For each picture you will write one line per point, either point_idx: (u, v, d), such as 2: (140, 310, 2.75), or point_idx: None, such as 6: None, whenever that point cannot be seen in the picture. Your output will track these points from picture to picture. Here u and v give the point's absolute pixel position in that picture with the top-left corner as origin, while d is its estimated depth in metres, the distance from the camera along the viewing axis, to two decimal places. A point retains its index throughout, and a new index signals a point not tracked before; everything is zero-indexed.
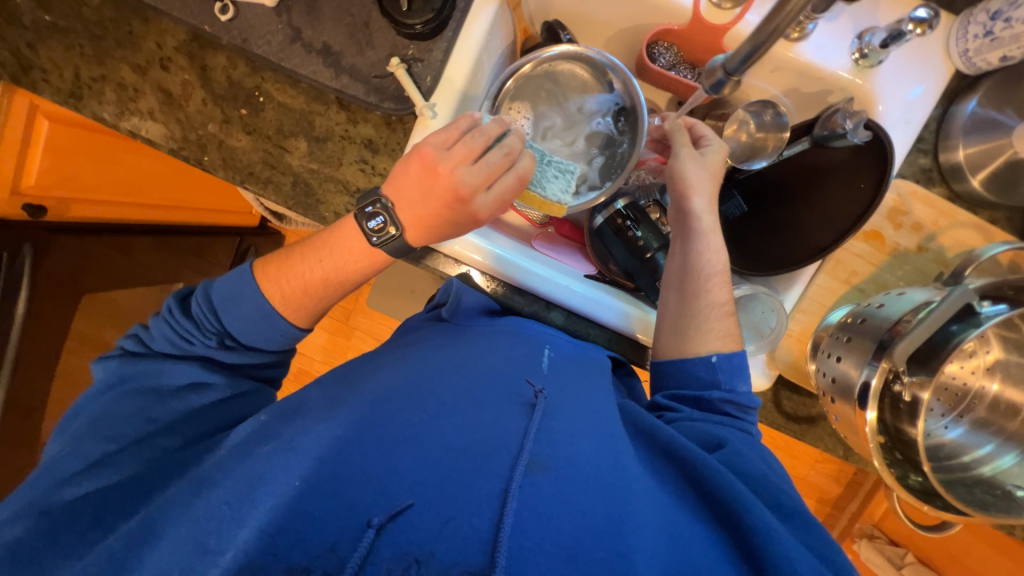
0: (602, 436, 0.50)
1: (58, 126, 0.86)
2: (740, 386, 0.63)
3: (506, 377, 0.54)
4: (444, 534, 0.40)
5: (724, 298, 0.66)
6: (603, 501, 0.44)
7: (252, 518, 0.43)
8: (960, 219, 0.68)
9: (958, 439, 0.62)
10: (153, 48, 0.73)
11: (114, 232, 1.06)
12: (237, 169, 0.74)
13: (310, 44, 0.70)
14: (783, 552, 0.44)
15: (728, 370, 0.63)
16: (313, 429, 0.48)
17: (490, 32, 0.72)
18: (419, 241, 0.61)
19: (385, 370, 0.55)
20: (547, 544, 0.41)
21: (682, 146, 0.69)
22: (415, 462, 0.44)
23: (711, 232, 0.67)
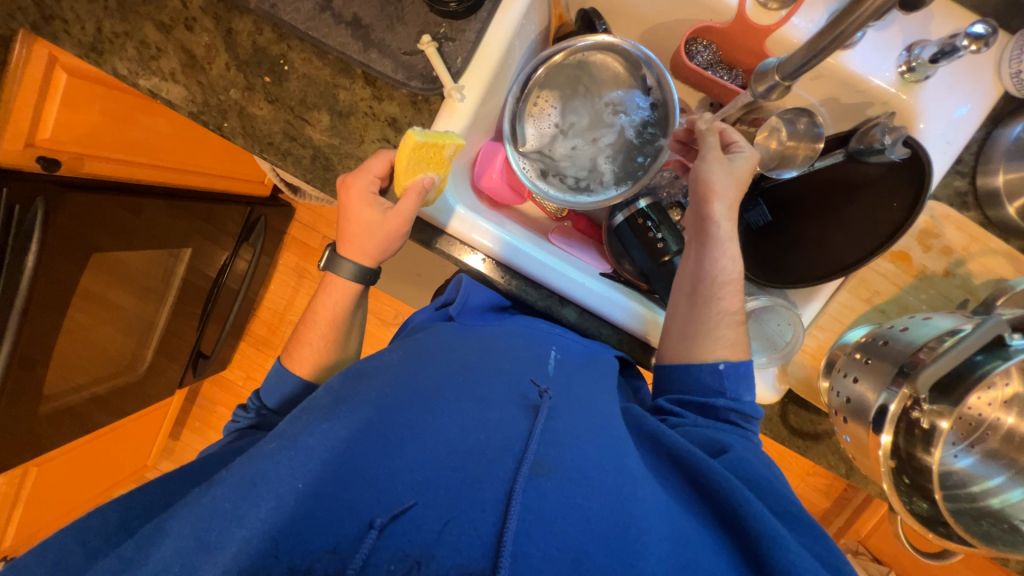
0: (608, 440, 0.49)
1: (75, 80, 0.88)
2: (745, 395, 0.62)
3: (511, 377, 0.54)
4: (451, 540, 0.38)
5: (734, 309, 0.65)
6: (615, 512, 0.42)
7: (249, 521, 0.39)
8: (992, 247, 0.66)
9: (967, 468, 0.61)
10: (179, 7, 0.72)
11: (124, 193, 0.99)
12: (257, 139, 0.73)
13: (339, 15, 0.68)
14: (793, 563, 0.43)
15: (735, 377, 0.63)
16: (318, 428, 0.46)
17: (525, 17, 0.69)
18: (347, 250, 0.69)
19: (392, 368, 0.54)
20: (551, 549, 0.39)
21: (710, 148, 0.68)
22: (418, 463, 0.43)
23: (731, 239, 0.66)
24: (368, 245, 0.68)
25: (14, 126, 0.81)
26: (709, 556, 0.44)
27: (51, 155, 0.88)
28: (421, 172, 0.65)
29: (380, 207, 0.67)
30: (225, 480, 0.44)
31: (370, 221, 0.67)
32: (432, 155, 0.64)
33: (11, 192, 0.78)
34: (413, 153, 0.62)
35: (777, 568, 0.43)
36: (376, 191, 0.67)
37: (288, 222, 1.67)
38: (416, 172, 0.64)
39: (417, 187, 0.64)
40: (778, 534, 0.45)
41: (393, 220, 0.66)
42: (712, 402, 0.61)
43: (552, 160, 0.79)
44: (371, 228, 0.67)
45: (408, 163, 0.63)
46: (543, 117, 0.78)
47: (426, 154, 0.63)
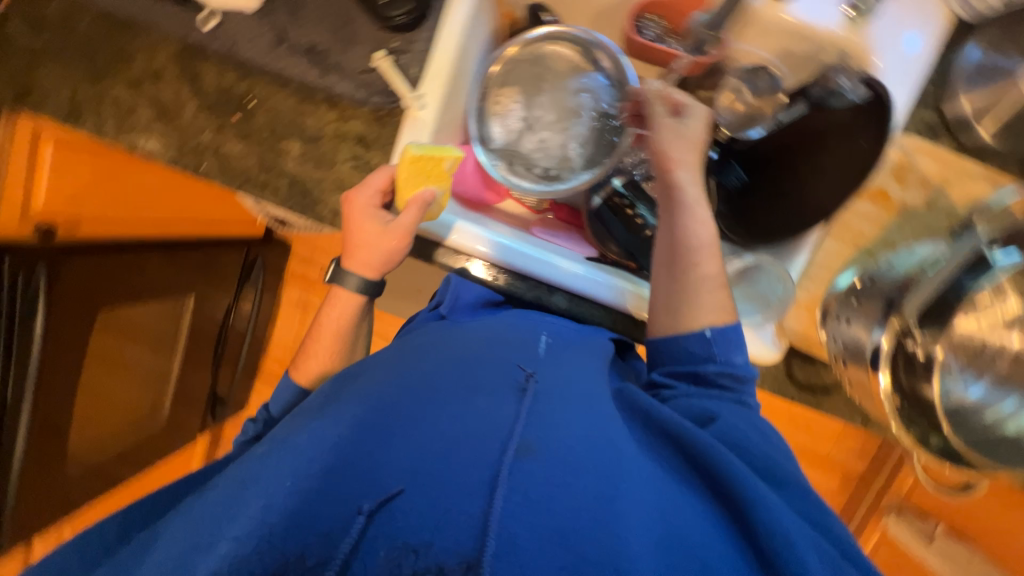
0: (597, 416, 0.49)
1: (57, 147, 0.91)
2: (736, 358, 0.61)
3: (498, 361, 0.54)
4: (439, 525, 0.39)
5: (715, 273, 0.64)
6: (601, 487, 0.42)
7: (246, 512, 0.40)
8: (969, 171, 0.65)
9: (979, 398, 0.58)
10: (145, 62, 0.75)
11: (121, 252, 1.01)
12: (234, 175, 0.75)
13: (295, 44, 0.71)
14: (779, 523, 0.43)
15: (722, 342, 0.62)
16: (308, 427, 0.48)
17: (474, 18, 0.71)
18: (352, 263, 0.69)
19: (381, 369, 0.54)
20: (538, 529, 0.39)
21: (660, 117, 0.69)
22: (402, 452, 0.43)
23: (700, 203, 0.65)
24: (371, 257, 0.68)
25: None
26: (701, 533, 0.43)
27: (47, 223, 0.90)
28: (421, 185, 0.68)
29: (382, 219, 0.68)
30: (224, 484, 0.45)
31: (370, 232, 0.67)
32: (432, 168, 0.68)
33: (14, 261, 0.80)
34: (410, 167, 0.66)
35: (759, 532, 0.43)
36: (379, 205, 0.69)
37: (287, 258, 1.70)
38: (419, 185, 0.68)
39: (419, 200, 0.66)
40: (767, 500, 0.45)
41: (394, 232, 0.67)
42: (704, 368, 0.60)
43: (519, 155, 0.80)
44: (374, 239, 0.67)
45: (408, 177, 0.67)
46: (506, 115, 0.80)
47: (427, 165, 0.67)
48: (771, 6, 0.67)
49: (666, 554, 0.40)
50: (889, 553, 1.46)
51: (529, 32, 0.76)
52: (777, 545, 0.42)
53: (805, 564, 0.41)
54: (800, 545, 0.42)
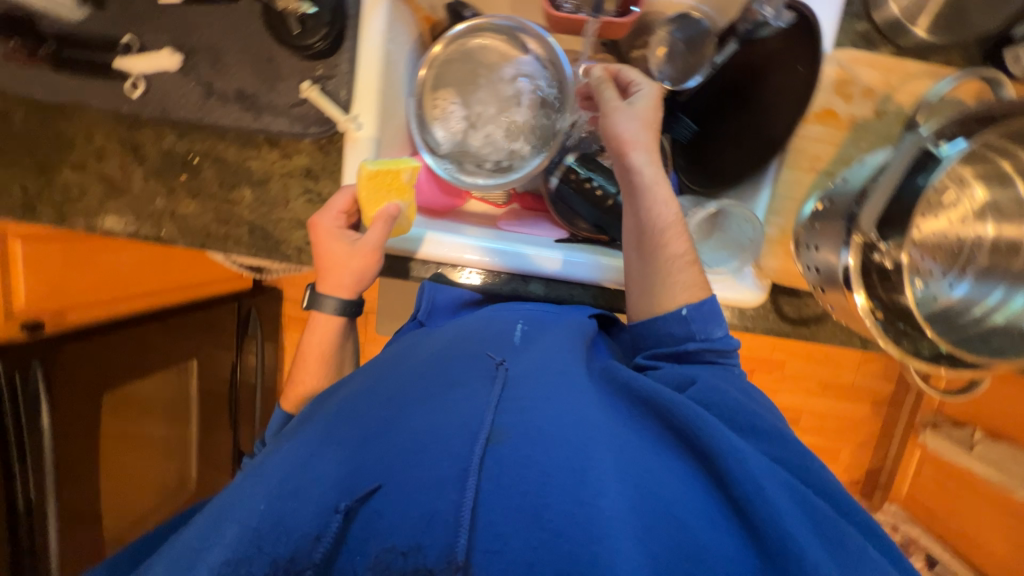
0: (568, 392, 0.50)
1: (32, 245, 0.94)
2: (716, 331, 0.61)
3: (469, 356, 0.56)
4: (417, 519, 0.40)
5: (685, 248, 0.63)
6: (569, 458, 0.42)
7: (241, 516, 0.43)
8: (911, 72, 0.64)
9: (964, 296, 0.57)
10: (85, 143, 0.75)
11: (108, 330, 1.06)
12: (194, 234, 0.76)
13: (224, 94, 0.71)
14: (749, 471, 0.43)
15: (701, 318, 0.61)
16: (283, 450, 0.51)
17: (389, 29, 0.70)
18: (326, 286, 0.70)
19: (353, 385, 0.59)
20: (510, 510, 0.40)
21: (610, 100, 0.68)
22: (378, 452, 0.46)
23: (662, 181, 0.64)
24: (343, 278, 0.69)
25: None
26: (680, 492, 0.42)
27: (32, 320, 0.94)
28: (385, 200, 0.67)
29: (350, 240, 0.68)
30: (204, 515, 0.47)
31: (340, 255, 0.68)
32: (392, 181, 0.68)
33: (10, 361, 0.87)
34: (370, 183, 0.66)
35: (731, 476, 0.43)
36: (344, 226, 0.69)
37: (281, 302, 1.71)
38: (380, 201, 0.67)
39: (384, 215, 0.66)
40: (736, 446, 0.44)
41: (363, 252, 0.67)
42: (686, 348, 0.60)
43: (469, 155, 0.80)
44: (343, 261, 0.68)
45: (369, 193, 0.67)
46: (447, 117, 0.79)
47: (385, 180, 0.67)
48: None
49: (640, 515, 0.39)
50: (932, 469, 1.45)
51: (449, 31, 0.76)
52: (745, 491, 0.42)
53: (777, 507, 0.40)
54: (769, 488, 0.42)
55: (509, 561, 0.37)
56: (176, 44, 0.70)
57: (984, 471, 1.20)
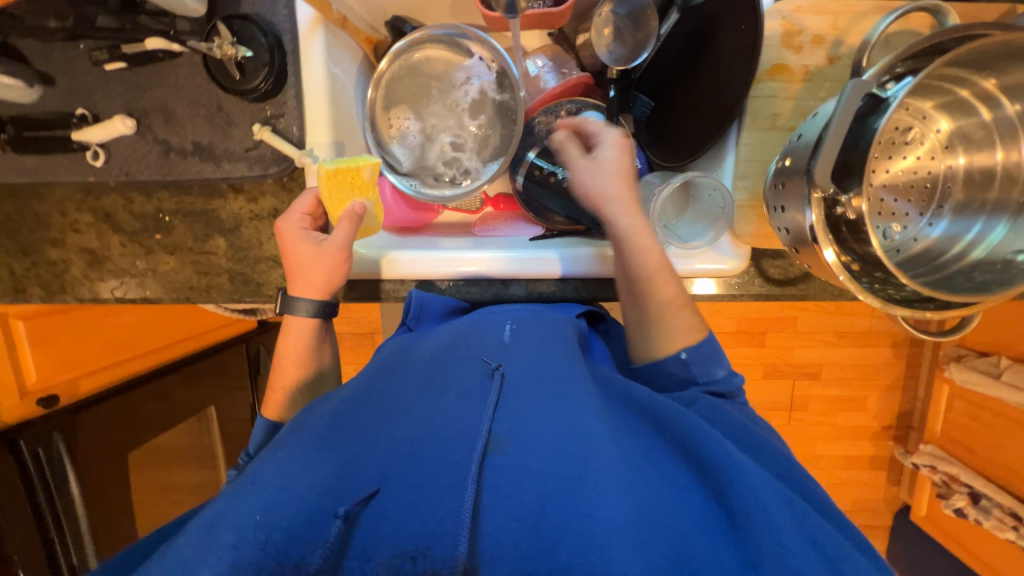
0: (568, 396, 0.49)
1: (36, 322, 0.99)
2: (719, 372, 0.60)
3: (465, 364, 0.56)
4: (423, 527, 0.40)
5: (676, 292, 0.62)
6: (566, 465, 0.43)
7: (234, 517, 0.41)
8: (860, 10, 0.61)
9: (944, 234, 0.57)
10: (61, 218, 0.77)
11: (120, 392, 1.10)
12: (178, 290, 0.77)
13: (182, 149, 0.72)
14: (746, 481, 0.43)
15: (701, 361, 0.60)
16: (273, 458, 0.47)
17: (329, 57, 0.69)
18: (295, 289, 0.69)
19: (343, 391, 0.57)
20: (509, 521, 0.40)
21: (574, 158, 0.69)
22: (383, 460, 0.46)
23: (643, 227, 0.64)
24: (311, 279, 0.68)
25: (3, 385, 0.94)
26: (674, 505, 0.41)
27: (47, 393, 0.99)
28: (348, 199, 0.68)
29: (315, 240, 0.68)
30: (190, 528, 0.42)
31: (307, 255, 0.67)
32: (353, 180, 0.68)
33: (33, 435, 0.95)
34: (330, 182, 0.67)
35: (725, 480, 0.43)
36: (308, 228, 0.69)
37: None
38: (343, 200, 0.68)
39: (349, 214, 0.66)
40: (735, 457, 0.45)
41: (330, 251, 0.67)
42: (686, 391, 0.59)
43: (435, 169, 0.80)
44: (309, 261, 0.67)
45: (331, 193, 0.67)
46: (404, 134, 0.79)
47: (348, 176, 0.67)
48: None
49: (634, 522, 0.39)
50: (964, 403, 1.41)
51: (391, 50, 0.75)
52: (745, 502, 0.41)
53: (771, 511, 0.40)
54: (764, 494, 0.42)
55: (512, 566, 0.38)
56: (126, 108, 0.71)
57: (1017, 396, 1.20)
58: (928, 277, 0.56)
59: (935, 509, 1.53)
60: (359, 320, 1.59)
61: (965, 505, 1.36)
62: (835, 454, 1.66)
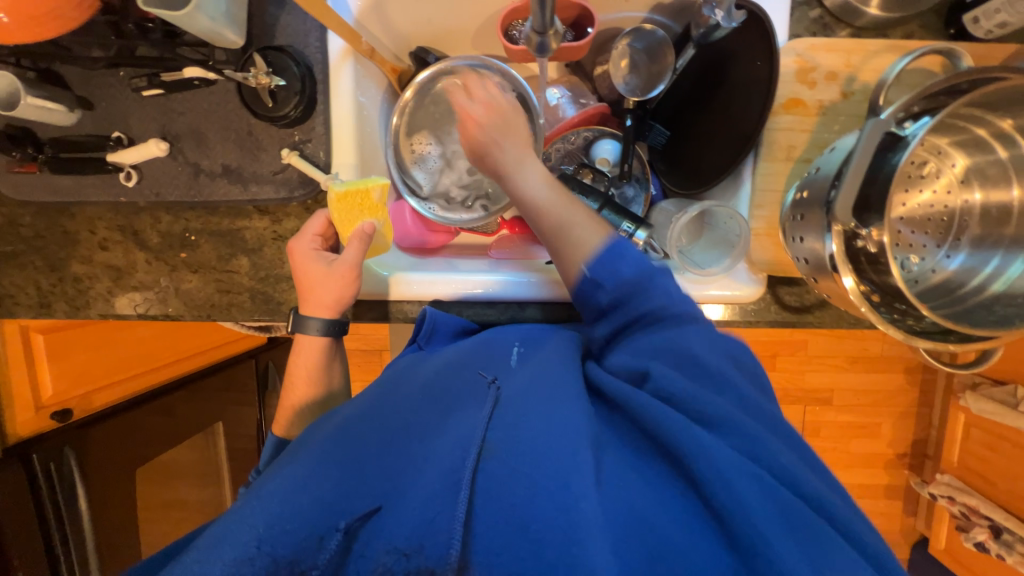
0: (559, 404, 0.49)
1: (52, 335, 0.98)
2: (622, 268, 0.59)
3: (462, 378, 0.58)
4: (415, 524, 0.41)
5: (576, 218, 0.63)
6: (548, 467, 0.43)
7: (238, 532, 0.42)
8: (873, 48, 0.63)
9: (962, 266, 0.58)
10: (89, 236, 0.79)
11: (130, 407, 1.11)
12: (199, 308, 0.79)
13: (211, 171, 0.74)
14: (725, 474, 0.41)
15: (604, 269, 0.59)
16: (279, 474, 0.48)
17: (358, 85, 0.72)
18: (305, 310, 0.71)
19: (347, 408, 0.58)
20: (498, 525, 0.41)
21: None
22: (383, 476, 0.47)
23: (525, 163, 0.66)
24: (322, 299, 0.69)
25: (19, 401, 0.93)
26: (654, 504, 0.42)
27: (62, 407, 0.99)
28: (357, 220, 0.69)
29: (326, 260, 0.69)
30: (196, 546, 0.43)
31: (317, 274, 0.69)
32: (362, 201, 0.69)
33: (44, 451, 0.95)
34: (340, 205, 0.68)
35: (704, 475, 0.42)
36: (320, 248, 0.71)
37: None
38: (353, 222, 0.69)
39: (359, 234, 0.67)
40: (711, 446, 0.43)
41: (339, 271, 0.68)
42: (625, 313, 0.59)
43: (454, 195, 0.83)
44: (319, 281, 0.69)
45: (341, 215, 0.68)
46: (425, 159, 0.82)
47: (354, 198, 0.69)
48: None
49: (614, 522, 0.40)
50: (980, 432, 1.38)
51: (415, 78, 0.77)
52: (718, 496, 0.41)
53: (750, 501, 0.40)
54: (745, 487, 0.40)
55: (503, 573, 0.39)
56: (159, 132, 0.74)
57: None
58: (948, 309, 0.57)
59: (954, 542, 1.49)
60: (369, 337, 1.60)
61: (986, 538, 1.32)
62: (849, 483, 1.63)
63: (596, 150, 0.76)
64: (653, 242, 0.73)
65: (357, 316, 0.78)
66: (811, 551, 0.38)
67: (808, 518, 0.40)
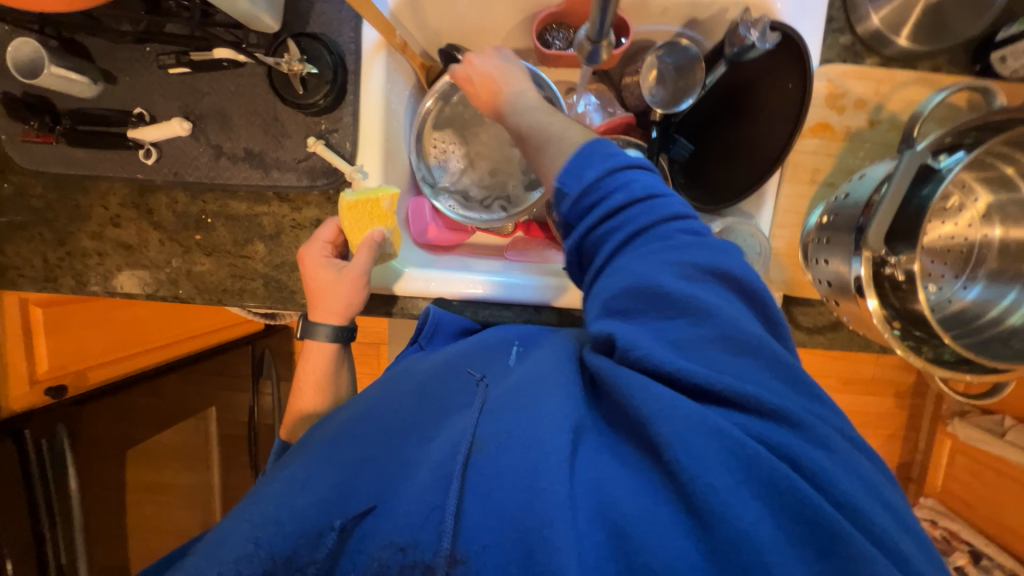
0: (541, 396, 0.46)
1: (52, 310, 0.94)
2: (589, 173, 0.50)
3: (456, 379, 0.56)
4: (411, 521, 0.40)
5: (561, 124, 0.57)
6: (514, 453, 0.42)
7: (240, 532, 0.43)
8: (901, 80, 0.66)
9: (979, 298, 0.60)
10: (102, 211, 0.77)
11: (123, 387, 1.09)
12: (211, 291, 0.78)
13: (233, 154, 0.73)
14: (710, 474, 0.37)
15: (574, 171, 0.51)
16: (281, 476, 0.50)
17: (389, 79, 0.72)
18: (315, 313, 0.70)
19: (351, 406, 0.59)
20: (485, 515, 0.39)
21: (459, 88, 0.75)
22: (373, 472, 0.46)
23: (515, 85, 0.64)
24: (331, 304, 0.69)
25: (13, 373, 0.90)
26: (628, 483, 0.40)
27: (56, 383, 0.96)
28: (367, 229, 0.68)
29: (336, 267, 0.68)
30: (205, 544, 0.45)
31: (327, 282, 0.68)
32: (372, 209, 0.69)
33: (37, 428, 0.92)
34: (351, 213, 0.68)
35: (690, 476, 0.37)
36: (331, 255, 0.70)
37: None
38: (364, 229, 0.68)
39: (369, 243, 0.67)
40: (694, 431, 0.38)
41: (348, 277, 0.67)
42: (587, 226, 0.49)
43: (472, 198, 0.82)
44: (329, 288, 0.68)
45: (352, 223, 0.68)
46: (447, 159, 0.81)
47: (364, 205, 0.68)
48: None
49: (585, 502, 0.38)
50: (966, 459, 1.41)
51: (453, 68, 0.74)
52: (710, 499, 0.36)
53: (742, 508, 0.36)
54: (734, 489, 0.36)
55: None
56: (183, 110, 0.72)
57: (1019, 457, 1.19)
58: (966, 338, 0.58)
59: None
60: (369, 330, 1.59)
61: (966, 564, 1.34)
62: None
63: None
64: None
65: (372, 310, 0.78)
66: (771, 506, 0.37)
67: (778, 471, 0.37)
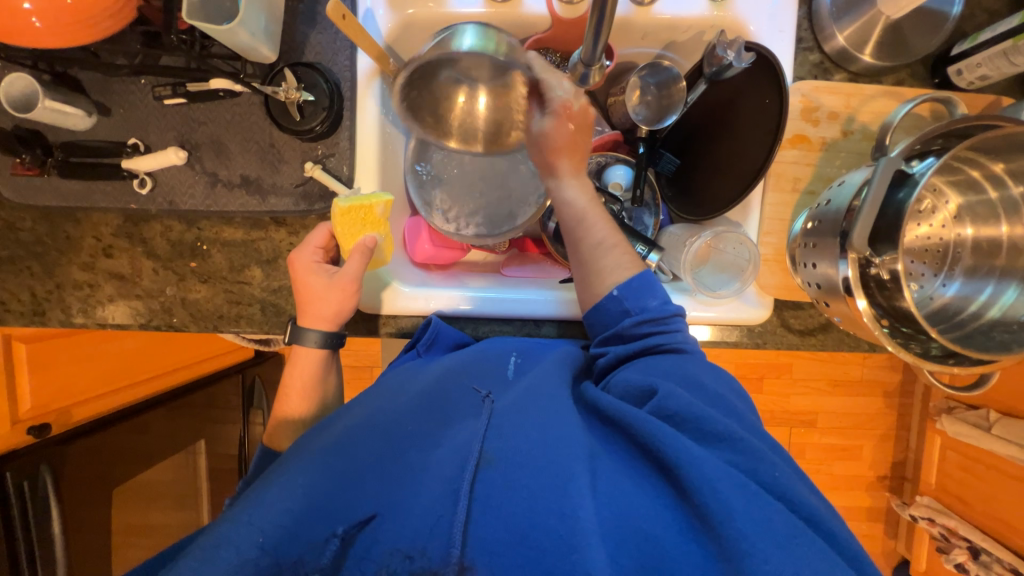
0: (559, 416, 0.49)
1: (37, 346, 0.93)
2: (651, 302, 0.59)
3: (460, 392, 0.56)
4: (415, 530, 0.40)
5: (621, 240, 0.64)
6: (548, 475, 0.42)
7: (239, 537, 0.40)
8: (869, 93, 0.71)
9: (958, 294, 0.63)
10: (94, 242, 0.77)
11: (123, 418, 1.07)
12: (207, 319, 0.77)
13: (229, 181, 0.73)
14: (726, 503, 0.39)
15: (634, 294, 0.60)
16: (276, 480, 0.45)
17: (384, 105, 0.75)
18: (304, 321, 0.70)
19: (352, 409, 0.56)
20: (499, 531, 0.40)
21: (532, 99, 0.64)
22: (380, 483, 0.45)
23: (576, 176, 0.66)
24: (321, 310, 0.69)
25: None
26: (642, 511, 0.41)
27: (39, 422, 0.93)
28: (359, 234, 0.68)
29: (326, 273, 0.68)
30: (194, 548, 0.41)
31: (316, 288, 0.68)
32: (365, 215, 0.69)
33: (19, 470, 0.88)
34: (344, 219, 0.67)
35: (709, 515, 0.39)
36: (320, 260, 0.70)
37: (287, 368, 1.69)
38: (355, 235, 0.68)
39: (360, 248, 0.67)
40: (717, 474, 0.41)
41: (340, 284, 0.67)
42: (624, 326, 0.59)
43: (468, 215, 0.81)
44: (320, 294, 0.68)
45: (344, 229, 0.67)
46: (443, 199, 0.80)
47: (354, 216, 0.68)
48: (711, 8, 0.71)
49: (606, 529, 0.39)
50: (956, 455, 1.43)
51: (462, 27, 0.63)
52: (732, 535, 0.37)
53: (761, 547, 0.37)
54: (740, 515, 0.38)
55: None
56: (178, 141, 0.73)
57: (1007, 449, 1.21)
58: (951, 332, 0.62)
59: (935, 565, 1.52)
60: (360, 353, 1.57)
61: (965, 560, 1.35)
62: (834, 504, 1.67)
63: (608, 175, 0.77)
64: (663, 264, 0.76)
65: (373, 330, 0.78)
66: (801, 557, 0.37)
67: (793, 521, 0.39)
